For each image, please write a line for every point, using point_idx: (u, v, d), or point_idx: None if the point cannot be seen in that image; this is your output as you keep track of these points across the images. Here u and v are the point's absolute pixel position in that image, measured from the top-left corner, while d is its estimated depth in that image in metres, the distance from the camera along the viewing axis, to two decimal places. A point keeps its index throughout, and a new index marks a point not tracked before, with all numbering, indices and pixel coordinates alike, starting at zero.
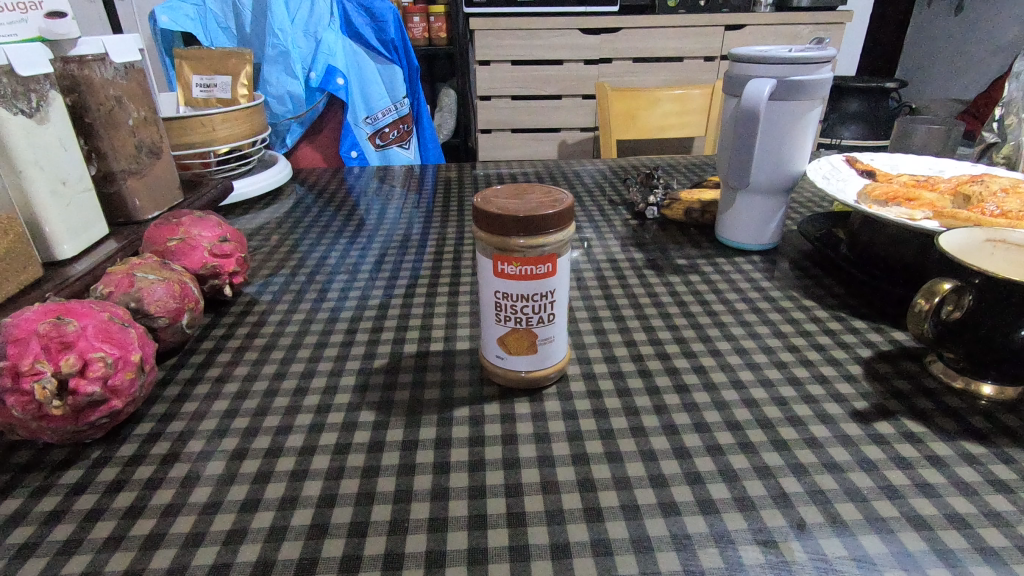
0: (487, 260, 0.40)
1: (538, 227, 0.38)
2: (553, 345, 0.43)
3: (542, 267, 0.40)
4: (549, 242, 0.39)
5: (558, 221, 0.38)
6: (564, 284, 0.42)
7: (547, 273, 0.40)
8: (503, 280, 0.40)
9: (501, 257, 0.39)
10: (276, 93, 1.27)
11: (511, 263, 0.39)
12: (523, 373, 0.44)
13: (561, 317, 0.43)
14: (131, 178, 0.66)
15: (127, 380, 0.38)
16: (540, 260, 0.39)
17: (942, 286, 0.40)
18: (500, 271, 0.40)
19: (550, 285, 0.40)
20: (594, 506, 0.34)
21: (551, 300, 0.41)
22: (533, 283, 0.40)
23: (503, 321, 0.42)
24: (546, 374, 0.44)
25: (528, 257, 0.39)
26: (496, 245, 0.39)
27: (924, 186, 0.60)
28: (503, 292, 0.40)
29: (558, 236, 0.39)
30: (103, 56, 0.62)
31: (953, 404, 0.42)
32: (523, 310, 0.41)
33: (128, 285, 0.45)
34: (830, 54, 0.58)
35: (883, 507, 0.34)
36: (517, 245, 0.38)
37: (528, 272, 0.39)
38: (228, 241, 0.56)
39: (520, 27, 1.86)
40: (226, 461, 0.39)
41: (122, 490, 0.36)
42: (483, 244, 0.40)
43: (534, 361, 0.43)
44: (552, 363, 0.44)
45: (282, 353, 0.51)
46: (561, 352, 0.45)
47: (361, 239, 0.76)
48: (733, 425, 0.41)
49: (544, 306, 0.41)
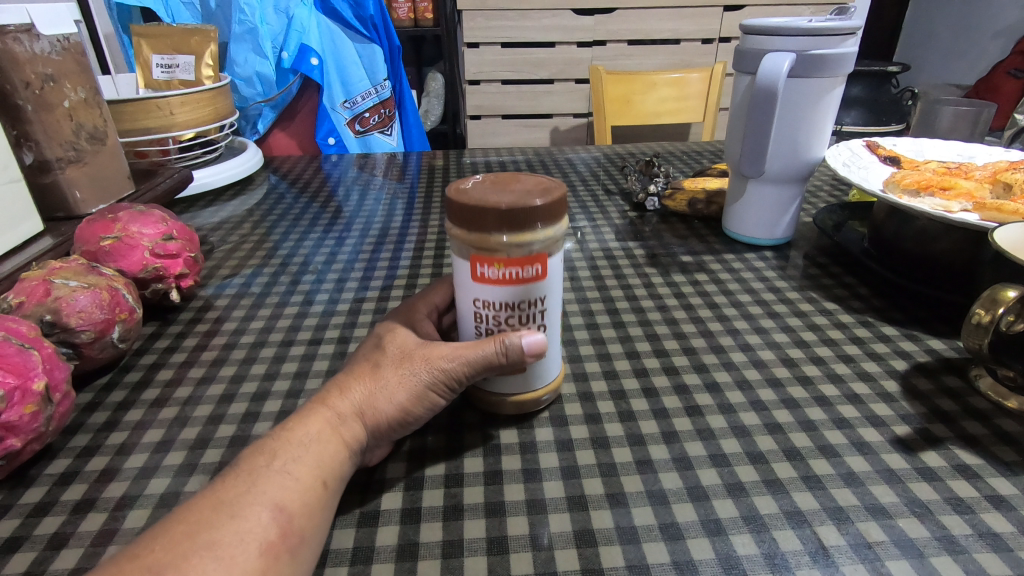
0: (465, 262, 0.34)
1: (523, 222, 0.31)
2: (544, 361, 0.37)
3: (529, 269, 0.33)
4: (536, 238, 0.32)
5: (547, 214, 0.32)
6: (557, 288, 0.35)
7: (535, 276, 0.33)
8: (483, 286, 0.33)
9: (481, 258, 0.33)
10: (244, 75, 1.17)
11: (492, 265, 0.33)
12: (509, 399, 0.37)
13: (554, 326, 0.36)
14: (69, 167, 0.59)
15: (27, 415, 0.31)
16: (526, 261, 0.33)
17: (1006, 294, 0.34)
18: (479, 275, 0.33)
19: (540, 290, 0.34)
20: (594, 566, 0.28)
21: (541, 308, 0.35)
22: (519, 289, 0.33)
23: (483, 334, 0.35)
24: (536, 396, 0.37)
25: (513, 259, 0.32)
26: (474, 244, 0.32)
27: (957, 173, 0.54)
28: (482, 301, 0.34)
29: (549, 229, 0.32)
30: (29, 27, 0.54)
31: (1009, 428, 0.36)
32: (506, 322, 0.35)
33: (43, 294, 0.39)
34: (856, 25, 0.51)
35: (945, 565, 0.28)
36: (499, 243, 0.32)
37: (512, 275, 0.33)
38: (175, 239, 0.49)
39: (509, 7, 1.77)
40: (151, 509, 0.32)
41: (18, 551, 0.30)
42: (457, 241, 0.33)
43: (522, 381, 0.36)
44: (545, 382, 0.37)
45: (234, 368, 0.44)
46: (556, 367, 0.38)
47: (336, 231, 0.70)
48: (757, 458, 0.35)
49: (533, 316, 0.35)
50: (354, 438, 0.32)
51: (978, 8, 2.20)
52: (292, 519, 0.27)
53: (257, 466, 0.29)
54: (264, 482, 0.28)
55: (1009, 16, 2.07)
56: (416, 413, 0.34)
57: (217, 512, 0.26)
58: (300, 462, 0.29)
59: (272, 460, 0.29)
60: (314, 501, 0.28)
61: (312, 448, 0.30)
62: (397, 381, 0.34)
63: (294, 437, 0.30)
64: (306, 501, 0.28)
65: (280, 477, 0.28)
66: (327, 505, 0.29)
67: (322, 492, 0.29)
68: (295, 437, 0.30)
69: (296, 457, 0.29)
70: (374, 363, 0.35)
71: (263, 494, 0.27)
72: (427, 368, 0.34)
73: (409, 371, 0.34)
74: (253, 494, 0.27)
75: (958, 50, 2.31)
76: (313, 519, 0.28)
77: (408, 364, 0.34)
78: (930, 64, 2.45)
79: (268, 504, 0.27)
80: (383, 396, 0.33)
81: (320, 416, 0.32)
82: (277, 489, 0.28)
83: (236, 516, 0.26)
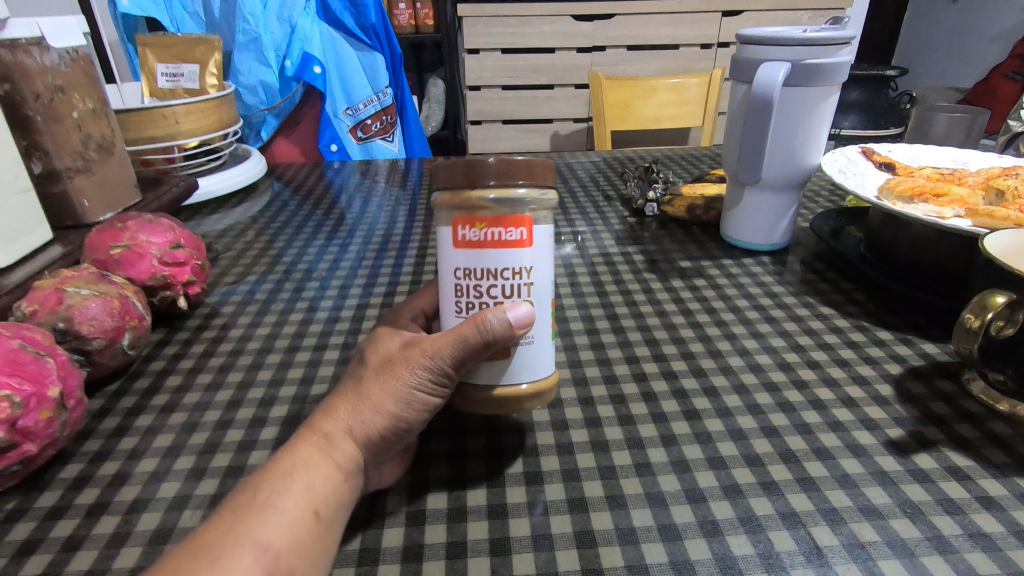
0: (445, 226, 0.31)
1: (503, 175, 0.29)
2: (535, 352, 0.32)
3: (513, 232, 0.30)
4: (522, 197, 0.30)
5: (530, 174, 0.30)
6: (547, 263, 0.32)
7: (520, 240, 0.30)
8: (465, 252, 0.31)
9: (462, 219, 0.30)
10: (248, 83, 1.19)
11: (473, 227, 0.30)
12: (489, 392, 0.32)
13: (545, 310, 0.32)
14: (77, 176, 0.60)
15: (42, 421, 0.32)
16: (510, 222, 0.30)
17: (995, 300, 0.34)
18: (460, 239, 0.31)
19: (526, 259, 0.31)
20: (594, 566, 0.29)
21: (527, 281, 0.31)
22: (501, 253, 0.30)
23: (465, 311, 0.32)
24: (516, 394, 0.33)
25: (495, 219, 0.30)
26: (454, 203, 0.30)
27: (951, 180, 0.55)
28: (464, 269, 0.31)
29: (536, 192, 0.30)
30: (39, 40, 0.55)
31: (1000, 431, 0.37)
32: (489, 294, 0.31)
33: (56, 302, 0.40)
34: (849, 35, 0.52)
35: (935, 565, 0.29)
36: (482, 199, 0.29)
37: (495, 237, 0.30)
38: (182, 247, 0.50)
39: (510, 13, 1.79)
40: (162, 512, 0.33)
41: (34, 554, 0.31)
42: (438, 208, 0.31)
43: (505, 369, 0.32)
44: (529, 379, 0.33)
45: (241, 375, 0.45)
46: (545, 366, 0.33)
47: (338, 238, 0.71)
48: (753, 461, 0.35)
49: (519, 289, 0.31)
50: (347, 459, 0.30)
51: (976, 11, 2.21)
52: (279, 557, 0.26)
53: (241, 504, 0.27)
54: (246, 522, 0.27)
55: (1006, 20, 2.08)
56: (408, 418, 0.32)
57: (197, 560, 0.25)
58: (288, 495, 0.28)
59: (256, 496, 0.28)
60: (304, 534, 0.27)
61: (298, 478, 0.29)
62: (382, 392, 0.31)
63: (279, 467, 0.29)
64: (295, 537, 0.27)
65: (264, 513, 0.27)
66: (322, 537, 0.28)
67: (313, 524, 0.28)
68: (281, 467, 0.29)
69: (281, 490, 0.28)
70: (360, 376, 0.33)
71: (246, 534, 0.26)
72: (412, 369, 0.31)
73: (394, 377, 0.32)
74: (235, 535, 0.26)
75: (956, 53, 2.32)
76: (305, 554, 0.27)
77: (393, 371, 0.32)
78: (929, 68, 2.46)
79: (252, 544, 0.26)
80: (370, 406, 0.31)
81: (306, 442, 0.30)
82: (261, 528, 0.27)
83: (217, 562, 0.25)
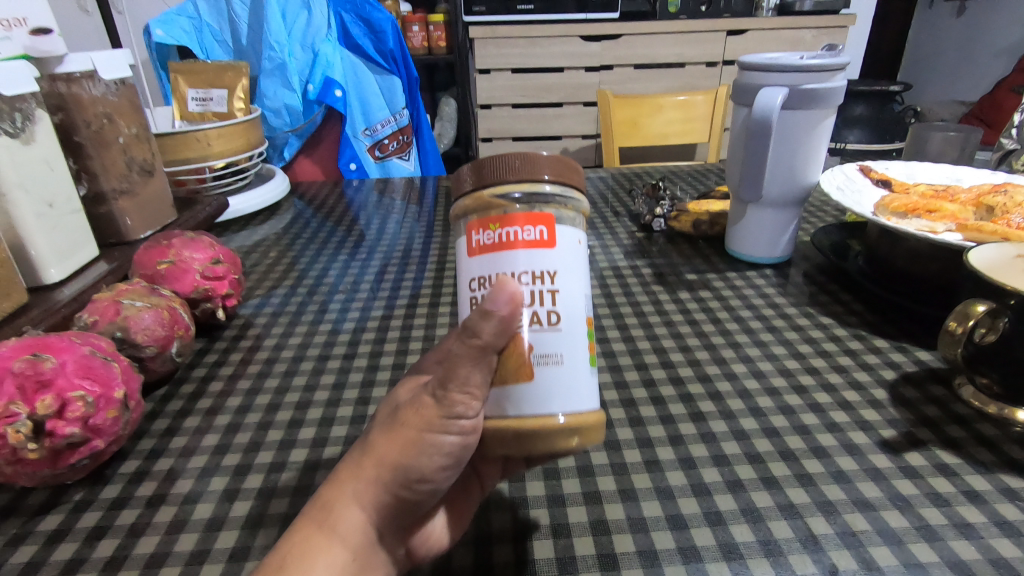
0: (462, 238, 0.31)
1: (526, 172, 0.30)
2: (564, 372, 0.29)
3: (531, 231, 0.29)
4: (547, 194, 0.30)
5: (555, 170, 0.30)
6: (571, 268, 0.30)
7: (539, 240, 0.29)
8: (480, 257, 0.29)
9: (477, 223, 0.29)
10: (273, 106, 1.25)
11: (490, 229, 0.29)
12: (510, 424, 0.28)
13: (574, 325, 0.30)
14: (122, 197, 0.64)
15: (110, 419, 0.36)
16: (528, 220, 0.29)
17: (975, 309, 0.38)
18: (476, 245, 0.29)
19: (547, 263, 0.29)
20: (608, 551, 0.32)
21: (550, 287, 0.29)
22: (518, 254, 0.29)
23: None
24: (553, 427, 0.28)
25: (516, 216, 0.29)
26: (472, 208, 0.30)
27: (943, 196, 0.58)
28: (479, 278, 0.29)
29: (560, 189, 0.30)
30: (92, 73, 0.60)
31: (987, 432, 0.40)
32: None
33: (114, 313, 0.43)
34: (843, 62, 0.56)
35: (922, 551, 0.31)
36: (507, 199, 0.29)
37: (511, 237, 0.29)
38: (221, 263, 0.54)
39: (520, 35, 1.85)
40: (216, 503, 0.36)
41: (103, 538, 0.34)
42: (459, 220, 0.31)
43: (529, 395, 0.28)
44: (567, 411, 0.29)
45: (278, 381, 0.49)
46: (586, 397, 0.29)
47: (360, 254, 0.74)
48: (754, 458, 0.38)
49: (540, 297, 0.29)
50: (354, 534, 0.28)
51: (980, 27, 2.24)
52: None
53: None
54: None
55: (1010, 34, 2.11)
56: (418, 464, 0.29)
57: None
58: None
59: None
60: None
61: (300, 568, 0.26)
62: (392, 451, 0.28)
63: (281, 555, 0.27)
64: None
65: None
66: None
67: None
68: (282, 556, 0.27)
69: None
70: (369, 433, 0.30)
71: None
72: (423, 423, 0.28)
73: (404, 434, 0.28)
74: None
75: (960, 68, 2.35)
76: None
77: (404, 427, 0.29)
78: (933, 81, 2.49)
79: None
80: (373, 462, 0.28)
81: (308, 521, 0.28)
82: None
83: None
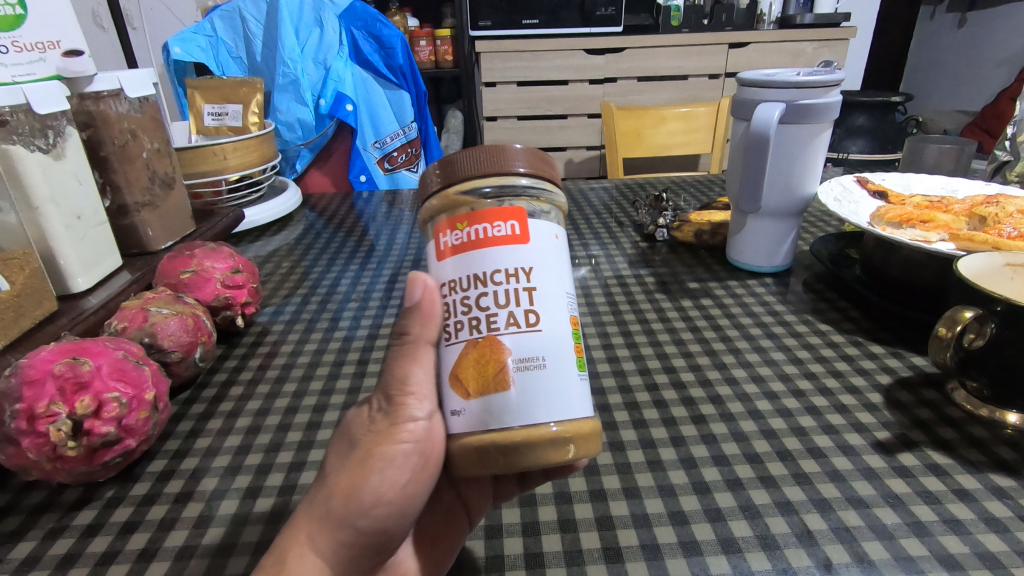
0: (431, 241, 0.31)
1: (499, 168, 0.31)
2: (547, 375, 0.28)
3: (502, 225, 0.29)
4: (523, 186, 0.31)
5: (530, 164, 0.31)
6: (547, 265, 0.30)
7: (510, 234, 0.29)
8: (450, 258, 0.30)
9: (447, 223, 0.30)
10: (286, 120, 1.28)
11: (458, 228, 0.30)
12: (493, 437, 0.28)
13: (554, 327, 0.29)
14: (144, 210, 0.67)
15: (141, 420, 0.38)
16: (497, 216, 0.29)
17: (964, 314, 0.39)
18: (445, 246, 0.30)
19: (521, 258, 0.29)
20: (613, 546, 0.34)
21: (526, 285, 0.29)
22: (488, 250, 0.29)
23: (456, 334, 0.30)
24: (542, 436, 0.28)
25: (486, 211, 0.29)
26: (440, 208, 0.31)
27: (938, 207, 0.60)
28: (451, 282, 0.30)
29: (535, 183, 0.31)
30: (118, 91, 0.63)
31: (978, 434, 0.41)
32: (482, 308, 0.29)
33: (142, 320, 0.46)
34: (838, 77, 0.58)
35: (912, 546, 0.33)
36: (480, 194, 0.30)
37: (481, 233, 0.29)
38: (240, 272, 0.57)
39: (525, 48, 1.88)
40: (239, 500, 0.38)
41: (135, 533, 0.36)
42: (429, 223, 0.32)
43: (513, 403, 0.28)
44: (557, 419, 0.28)
45: (295, 385, 0.51)
46: (577, 402, 0.29)
47: (371, 264, 0.77)
48: (753, 458, 0.40)
49: (517, 296, 0.29)
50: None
51: (980, 38, 2.26)
52: None
53: None
54: None
55: (1010, 45, 2.13)
56: (369, 487, 0.30)
57: None
58: None
59: None
60: None
61: None
62: (346, 485, 0.29)
63: None
64: None
65: None
66: None
67: None
68: None
69: None
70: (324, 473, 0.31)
71: None
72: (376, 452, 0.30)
73: (357, 470, 0.30)
74: None
75: (962, 78, 2.37)
76: None
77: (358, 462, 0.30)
78: (935, 91, 2.51)
79: None
80: (328, 498, 0.29)
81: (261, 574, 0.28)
82: None
83: None
